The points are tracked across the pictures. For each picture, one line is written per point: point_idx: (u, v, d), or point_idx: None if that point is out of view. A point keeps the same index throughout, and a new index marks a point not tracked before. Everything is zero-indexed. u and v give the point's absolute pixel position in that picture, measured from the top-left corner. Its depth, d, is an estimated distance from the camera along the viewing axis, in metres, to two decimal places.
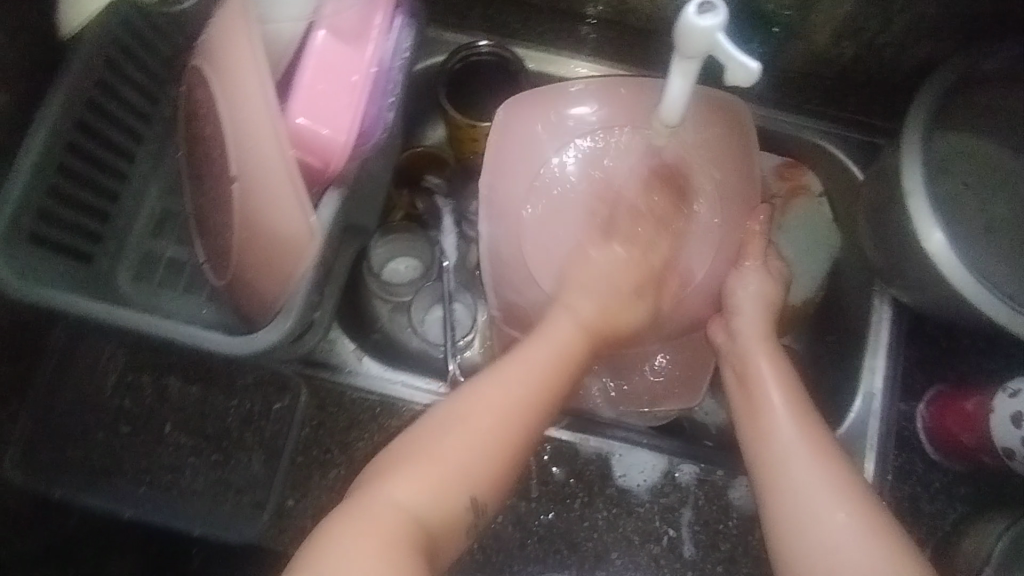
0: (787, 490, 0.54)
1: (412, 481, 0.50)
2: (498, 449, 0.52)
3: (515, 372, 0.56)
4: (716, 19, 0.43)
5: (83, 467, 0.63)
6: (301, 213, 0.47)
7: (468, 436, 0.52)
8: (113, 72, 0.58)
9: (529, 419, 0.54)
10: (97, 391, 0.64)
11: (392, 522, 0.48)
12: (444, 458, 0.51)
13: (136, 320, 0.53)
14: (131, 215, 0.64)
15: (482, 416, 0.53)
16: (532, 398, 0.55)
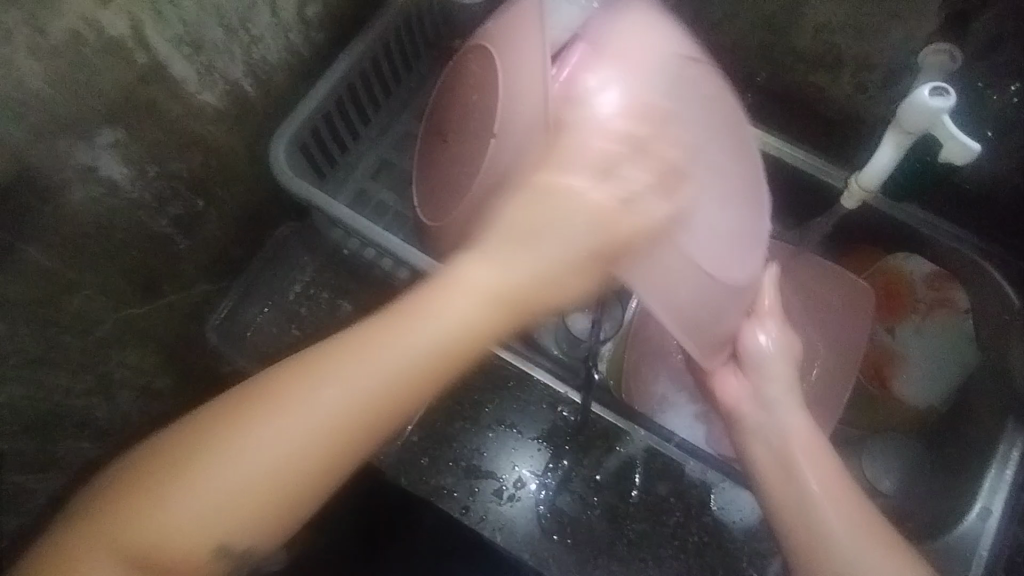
0: None
1: (224, 477, 0.41)
2: (306, 465, 0.42)
3: (344, 373, 0.42)
4: (945, 103, 0.50)
5: (256, 351, 0.72)
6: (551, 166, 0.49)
7: (266, 462, 0.41)
8: (396, 39, 0.70)
9: (352, 440, 0.42)
10: (287, 292, 0.74)
11: (143, 558, 0.40)
12: (216, 495, 0.41)
13: (372, 232, 0.63)
14: (361, 156, 0.76)
15: (309, 413, 0.42)
16: (363, 408, 0.42)
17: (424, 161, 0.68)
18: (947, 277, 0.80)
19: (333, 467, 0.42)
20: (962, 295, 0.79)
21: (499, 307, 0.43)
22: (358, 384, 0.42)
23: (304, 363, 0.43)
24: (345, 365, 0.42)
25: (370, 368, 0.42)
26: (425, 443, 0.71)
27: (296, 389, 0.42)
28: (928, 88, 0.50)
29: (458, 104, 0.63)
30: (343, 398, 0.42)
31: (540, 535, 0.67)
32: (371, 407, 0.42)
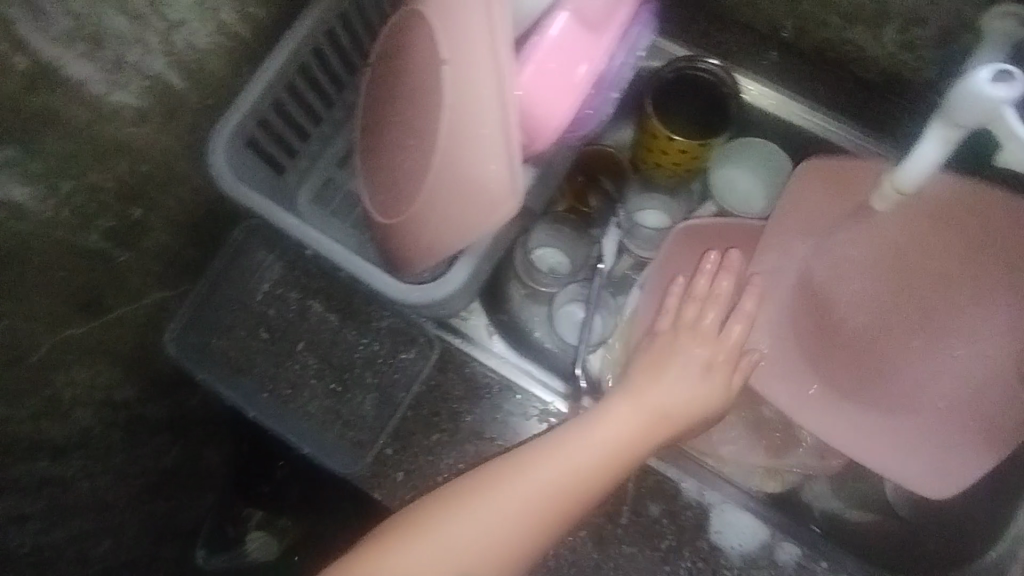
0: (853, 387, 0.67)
1: (449, 541, 0.53)
2: (552, 516, 0.54)
3: (574, 446, 0.56)
4: (1009, 92, 0.38)
5: (222, 358, 0.68)
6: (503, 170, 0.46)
7: (498, 511, 0.53)
8: (356, 8, 0.61)
9: (567, 489, 0.55)
10: (252, 295, 0.69)
11: None
12: (456, 553, 0.53)
13: (319, 244, 0.57)
14: (326, 144, 0.68)
15: (535, 483, 0.54)
16: (608, 458, 0.56)
17: (375, 148, 0.59)
18: None
19: (570, 496, 0.55)
20: None
21: (648, 422, 0.59)
22: (591, 459, 0.56)
23: (513, 460, 0.56)
24: (562, 440, 0.56)
25: (598, 444, 0.56)
26: (399, 456, 0.66)
27: (511, 471, 0.55)
28: (990, 72, 0.39)
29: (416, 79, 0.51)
30: (570, 466, 0.55)
31: None
32: (615, 456, 0.56)
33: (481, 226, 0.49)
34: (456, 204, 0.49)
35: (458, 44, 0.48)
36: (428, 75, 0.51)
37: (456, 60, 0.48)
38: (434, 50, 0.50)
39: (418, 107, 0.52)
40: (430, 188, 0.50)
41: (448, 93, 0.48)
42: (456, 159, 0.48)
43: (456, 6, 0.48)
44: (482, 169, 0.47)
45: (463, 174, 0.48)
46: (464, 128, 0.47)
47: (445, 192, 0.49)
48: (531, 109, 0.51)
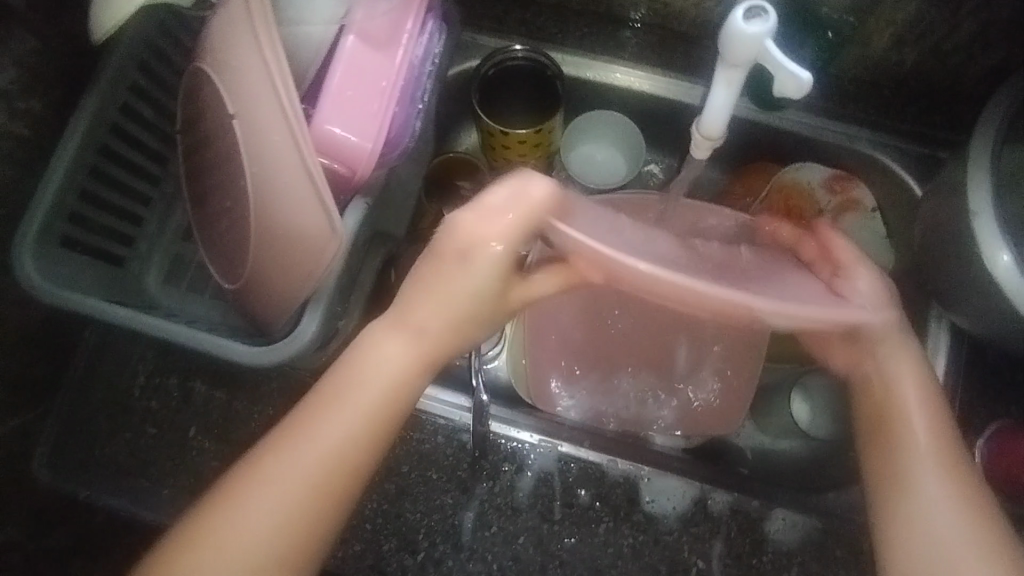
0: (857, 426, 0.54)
1: (248, 524, 0.42)
2: (309, 519, 0.43)
3: (310, 435, 0.44)
4: (765, 26, 0.41)
5: (109, 467, 0.64)
6: (323, 213, 0.46)
7: (277, 483, 0.43)
8: (147, 76, 0.57)
9: (294, 514, 0.43)
10: (125, 393, 0.65)
11: None
12: (245, 544, 0.42)
13: (152, 325, 0.53)
14: (163, 218, 0.65)
15: (291, 472, 0.43)
16: (345, 459, 0.44)
17: (203, 215, 0.57)
18: (846, 177, 0.73)
19: (331, 502, 0.43)
20: (866, 193, 0.73)
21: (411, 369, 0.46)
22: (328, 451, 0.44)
23: (264, 453, 0.44)
24: (337, 407, 0.45)
25: (358, 404, 0.45)
26: None
27: (245, 484, 0.43)
28: (742, 10, 0.41)
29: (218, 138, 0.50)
30: (324, 451, 0.44)
31: None
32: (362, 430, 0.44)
33: (314, 271, 0.48)
34: (286, 255, 0.49)
35: (241, 94, 0.46)
36: (224, 129, 0.49)
37: (242, 111, 0.46)
38: (220, 105, 0.49)
39: (226, 164, 0.51)
40: (257, 242, 0.50)
41: (245, 145, 0.47)
42: (273, 211, 0.47)
43: (232, 55, 0.47)
44: (297, 214, 0.46)
45: (286, 221, 0.47)
46: (270, 178, 0.46)
47: (273, 243, 0.49)
48: (340, 141, 0.50)
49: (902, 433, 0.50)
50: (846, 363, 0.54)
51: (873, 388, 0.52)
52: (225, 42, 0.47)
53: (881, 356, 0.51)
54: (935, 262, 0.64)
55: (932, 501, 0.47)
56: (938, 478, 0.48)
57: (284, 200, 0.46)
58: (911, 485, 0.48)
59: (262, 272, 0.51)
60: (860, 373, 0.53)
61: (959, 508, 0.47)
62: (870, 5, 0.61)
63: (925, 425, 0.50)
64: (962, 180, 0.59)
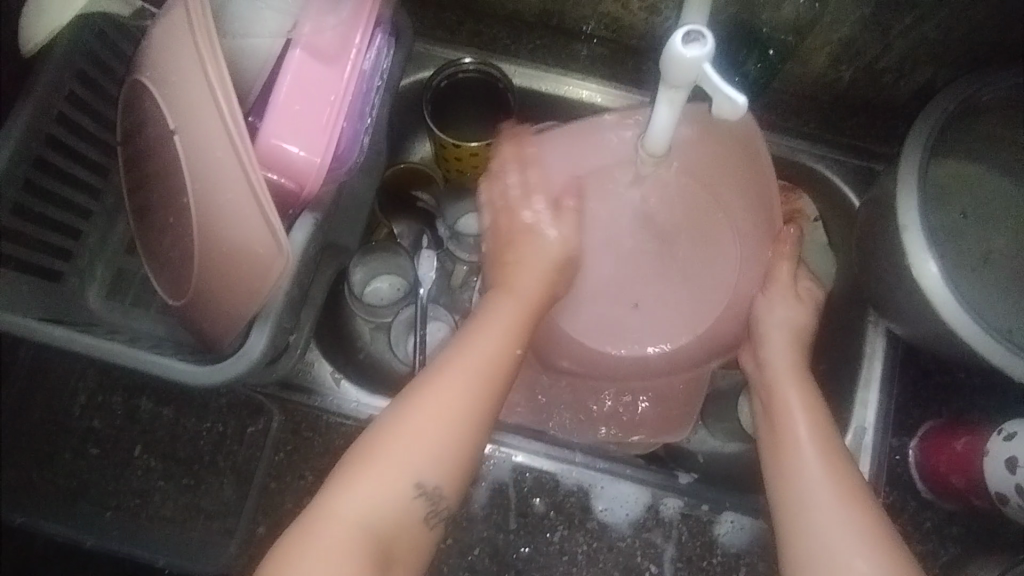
0: (788, 443, 0.53)
1: (413, 421, 0.48)
2: (458, 455, 0.48)
3: (462, 355, 0.50)
4: (703, 50, 0.42)
5: (50, 488, 0.62)
6: (269, 228, 0.45)
7: (435, 393, 0.48)
8: (86, 87, 0.56)
9: (433, 431, 0.47)
10: (67, 411, 0.63)
11: (338, 538, 0.45)
12: (404, 444, 0.47)
13: (95, 346, 0.51)
14: (105, 232, 0.63)
15: (450, 375, 0.49)
16: (481, 381, 0.49)
17: (148, 230, 0.56)
18: (790, 188, 0.75)
19: (466, 455, 0.48)
20: (809, 201, 0.76)
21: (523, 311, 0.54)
22: (481, 357, 0.50)
23: (403, 406, 0.48)
24: (426, 399, 0.48)
25: (449, 401, 0.48)
26: (271, 533, 0.62)
27: (387, 442, 0.47)
28: (682, 34, 0.42)
29: (161, 153, 0.49)
30: (483, 358, 0.50)
31: None
32: (499, 354, 0.51)
33: (262, 286, 0.48)
34: (233, 272, 0.48)
35: (182, 107, 0.45)
36: (165, 143, 0.48)
37: (183, 125, 0.45)
38: (162, 119, 0.47)
39: (168, 178, 0.49)
40: (202, 257, 0.49)
41: (187, 160, 0.46)
42: (219, 226, 0.46)
43: (174, 69, 0.46)
44: (243, 230, 0.46)
45: (234, 233, 0.46)
46: (214, 193, 0.45)
47: (218, 258, 0.48)
48: (288, 155, 0.49)
49: (823, 496, 0.50)
50: (768, 432, 0.55)
51: (773, 408, 0.56)
52: (166, 55, 0.46)
53: (780, 420, 0.55)
54: (872, 271, 0.67)
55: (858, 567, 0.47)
56: (832, 496, 0.50)
57: (229, 214, 0.45)
58: (834, 551, 0.48)
59: (207, 288, 0.50)
60: (776, 424, 0.55)
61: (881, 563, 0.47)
62: (806, 24, 0.63)
63: (831, 493, 0.50)
64: (893, 193, 0.62)
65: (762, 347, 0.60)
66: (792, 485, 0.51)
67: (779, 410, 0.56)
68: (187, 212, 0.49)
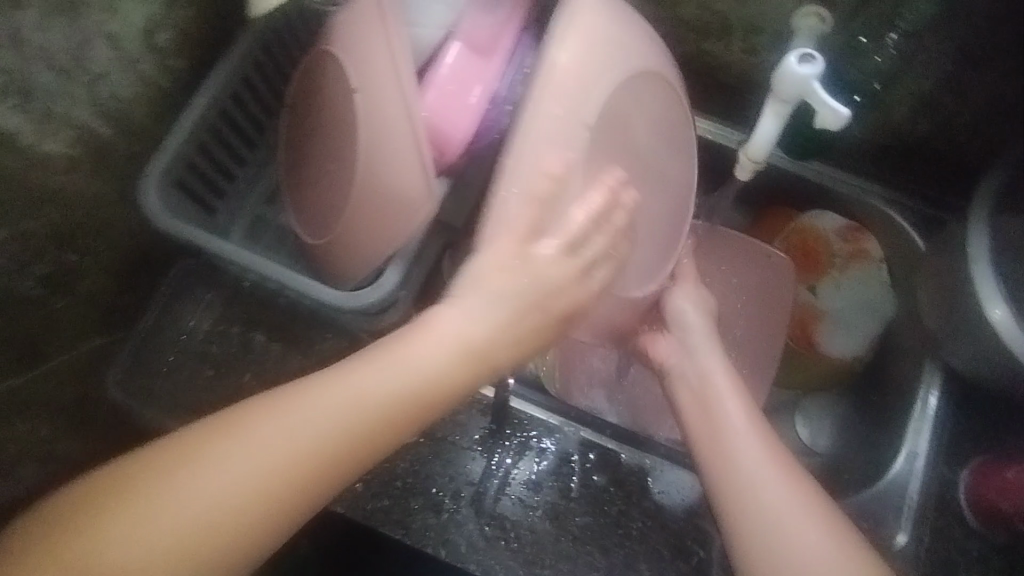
0: (724, 432, 0.56)
1: (271, 433, 0.45)
2: (317, 474, 0.45)
3: (367, 375, 0.47)
4: (814, 68, 0.50)
5: (164, 398, 0.69)
6: (423, 179, 0.54)
7: (319, 406, 0.46)
8: (270, 55, 0.66)
9: (335, 456, 0.46)
10: (190, 332, 0.71)
11: (160, 531, 0.42)
12: (247, 449, 0.44)
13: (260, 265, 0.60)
14: (252, 182, 0.72)
15: (326, 397, 0.46)
16: (371, 406, 0.46)
17: (300, 179, 0.65)
18: (859, 230, 0.82)
19: (318, 476, 0.45)
20: (875, 246, 0.82)
21: (457, 354, 0.49)
22: (374, 386, 0.47)
23: (301, 385, 0.47)
24: (317, 411, 0.46)
25: (327, 420, 0.46)
26: None
27: (289, 414, 0.45)
28: (796, 55, 0.51)
29: (336, 110, 0.58)
30: (384, 383, 0.47)
31: (484, 545, 0.66)
32: (411, 389, 0.47)
33: (407, 228, 0.56)
34: (383, 214, 0.56)
35: (364, 73, 0.55)
36: (341, 102, 0.57)
37: (363, 88, 0.55)
38: (343, 81, 0.57)
39: (336, 132, 0.58)
40: (355, 201, 0.57)
41: (361, 117, 0.55)
42: (379, 174, 0.55)
43: (361, 40, 0.55)
44: (401, 179, 0.54)
45: (391, 181, 0.55)
46: (380, 145, 0.54)
47: (371, 201, 0.56)
48: (439, 126, 0.58)
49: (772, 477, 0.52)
50: (709, 436, 0.56)
51: (705, 390, 0.60)
52: (354, 29, 0.56)
53: (713, 414, 0.58)
54: (932, 305, 0.72)
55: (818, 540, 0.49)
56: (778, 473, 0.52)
57: (390, 164, 0.54)
58: (790, 529, 0.50)
59: (353, 227, 0.58)
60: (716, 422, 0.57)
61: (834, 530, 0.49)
62: (893, 75, 0.71)
63: (768, 483, 0.52)
64: (963, 233, 0.67)
65: (686, 338, 0.64)
66: (742, 485, 0.52)
67: (711, 432, 0.56)
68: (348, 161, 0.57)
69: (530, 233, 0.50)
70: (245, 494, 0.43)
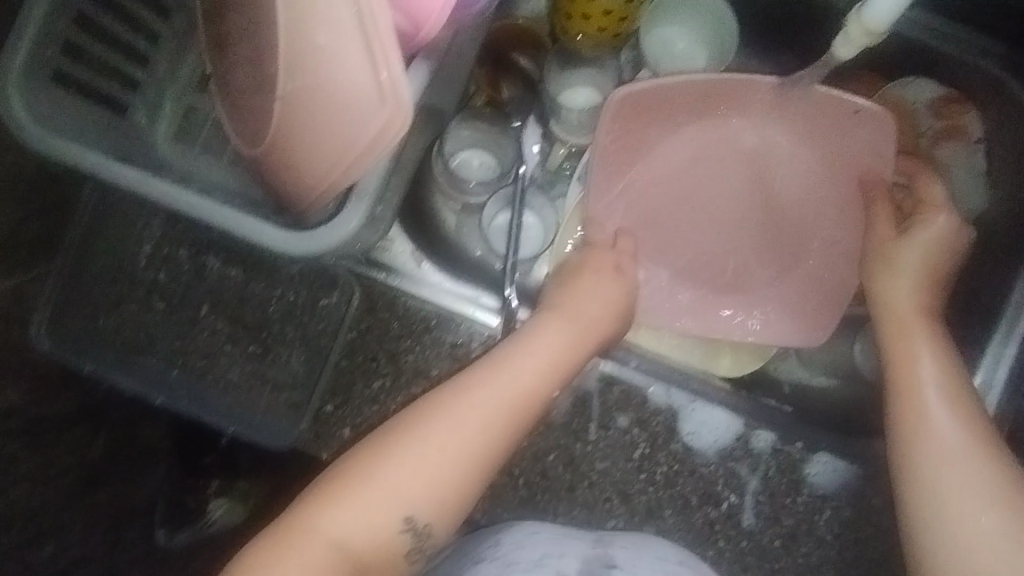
0: (932, 443, 0.51)
1: (417, 465, 0.48)
2: (472, 476, 0.49)
3: (500, 377, 0.51)
4: None
5: (114, 339, 0.59)
6: (371, 68, 0.38)
7: (465, 421, 0.49)
8: None
9: (450, 495, 0.48)
10: (130, 260, 0.59)
11: (323, 559, 0.45)
12: (412, 472, 0.48)
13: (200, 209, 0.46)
14: (173, 61, 0.55)
15: (471, 410, 0.50)
16: (497, 423, 0.50)
17: (224, 62, 0.47)
18: (958, 101, 0.63)
19: (461, 495, 0.49)
20: (977, 121, 0.63)
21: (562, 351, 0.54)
22: (522, 384, 0.51)
23: (447, 401, 0.50)
24: (467, 407, 0.50)
25: (479, 428, 0.49)
26: (341, 412, 0.59)
27: (415, 437, 0.49)
28: None
29: None
30: (512, 388, 0.51)
31: (491, 493, 0.60)
32: (537, 389, 0.52)
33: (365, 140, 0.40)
34: (342, 113, 0.40)
35: None
36: None
37: None
38: None
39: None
40: (306, 127, 0.42)
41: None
42: (320, 70, 0.39)
43: None
44: (349, 71, 0.38)
45: (336, 61, 0.39)
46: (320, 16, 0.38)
47: (331, 108, 0.40)
48: None
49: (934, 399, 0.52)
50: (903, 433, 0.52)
51: (899, 371, 0.54)
52: None
53: (906, 343, 0.54)
54: None
55: (948, 444, 0.51)
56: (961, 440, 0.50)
57: (345, 43, 0.38)
58: (940, 489, 0.50)
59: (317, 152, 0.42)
60: (880, 304, 0.57)
61: (943, 400, 0.52)
62: None
63: (939, 397, 0.52)
64: None
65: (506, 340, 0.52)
66: (934, 491, 0.50)
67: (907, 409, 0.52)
68: (293, 75, 0.41)
69: (390, 117, 0.38)
70: (390, 508, 0.47)
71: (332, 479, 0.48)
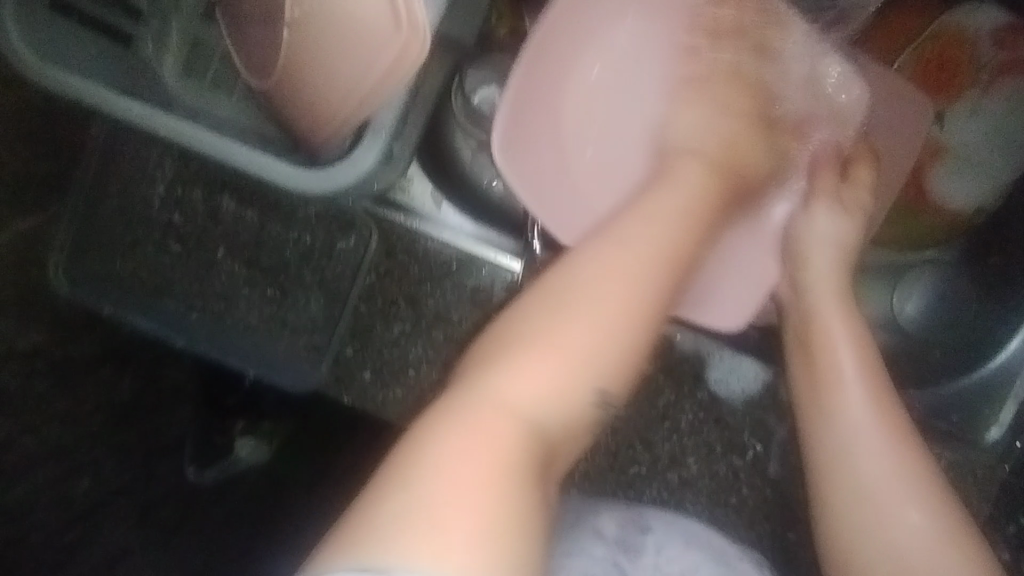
0: (832, 419, 0.47)
1: (570, 341, 0.38)
2: (646, 324, 0.40)
3: (639, 226, 0.43)
4: None
5: (133, 282, 0.59)
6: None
7: (607, 294, 0.39)
8: None
9: (620, 343, 0.38)
10: (144, 202, 0.58)
11: (457, 513, 0.30)
12: (555, 350, 0.37)
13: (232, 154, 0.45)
14: None
15: (624, 261, 0.41)
16: (664, 250, 0.42)
17: None
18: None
19: (637, 334, 0.39)
20: None
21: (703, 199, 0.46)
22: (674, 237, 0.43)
23: (564, 280, 0.40)
24: (606, 287, 0.40)
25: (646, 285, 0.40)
26: (361, 356, 0.58)
27: (533, 352, 0.37)
28: None
29: None
30: (663, 239, 0.42)
31: None
32: (685, 232, 0.44)
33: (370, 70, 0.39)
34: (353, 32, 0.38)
35: None
36: None
37: None
38: None
39: None
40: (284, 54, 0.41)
41: None
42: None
43: None
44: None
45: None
46: None
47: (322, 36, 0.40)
48: None
49: (822, 371, 0.48)
50: (810, 409, 0.48)
51: (810, 337, 0.49)
52: None
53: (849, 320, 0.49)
54: None
55: (859, 448, 0.46)
56: (867, 422, 0.46)
57: None
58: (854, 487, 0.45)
59: None
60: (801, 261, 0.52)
61: (864, 393, 0.47)
62: None
63: (864, 386, 0.47)
64: None
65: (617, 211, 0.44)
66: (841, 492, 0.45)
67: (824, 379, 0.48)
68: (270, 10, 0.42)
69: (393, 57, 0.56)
70: (525, 418, 0.36)
71: (448, 413, 0.35)
